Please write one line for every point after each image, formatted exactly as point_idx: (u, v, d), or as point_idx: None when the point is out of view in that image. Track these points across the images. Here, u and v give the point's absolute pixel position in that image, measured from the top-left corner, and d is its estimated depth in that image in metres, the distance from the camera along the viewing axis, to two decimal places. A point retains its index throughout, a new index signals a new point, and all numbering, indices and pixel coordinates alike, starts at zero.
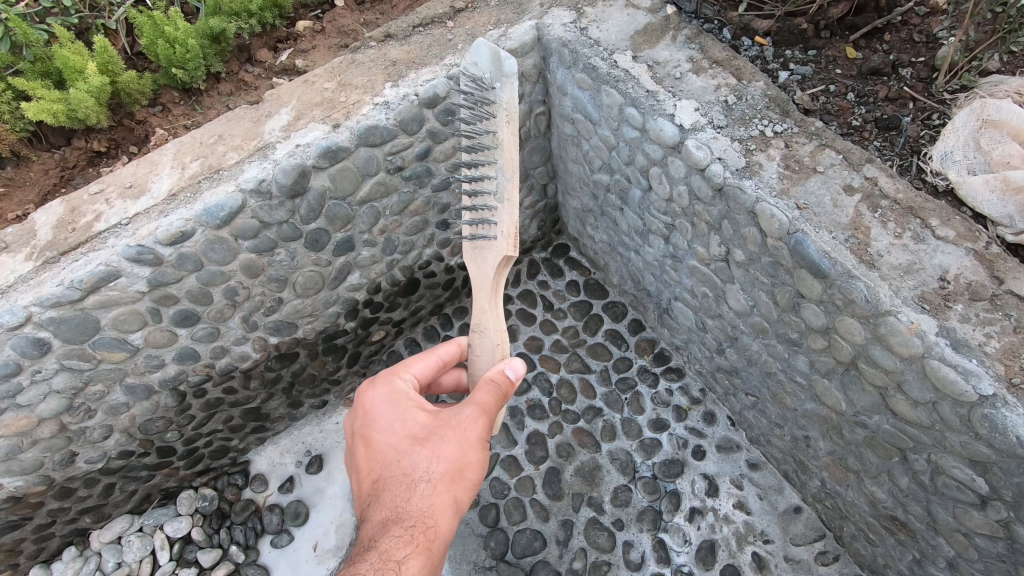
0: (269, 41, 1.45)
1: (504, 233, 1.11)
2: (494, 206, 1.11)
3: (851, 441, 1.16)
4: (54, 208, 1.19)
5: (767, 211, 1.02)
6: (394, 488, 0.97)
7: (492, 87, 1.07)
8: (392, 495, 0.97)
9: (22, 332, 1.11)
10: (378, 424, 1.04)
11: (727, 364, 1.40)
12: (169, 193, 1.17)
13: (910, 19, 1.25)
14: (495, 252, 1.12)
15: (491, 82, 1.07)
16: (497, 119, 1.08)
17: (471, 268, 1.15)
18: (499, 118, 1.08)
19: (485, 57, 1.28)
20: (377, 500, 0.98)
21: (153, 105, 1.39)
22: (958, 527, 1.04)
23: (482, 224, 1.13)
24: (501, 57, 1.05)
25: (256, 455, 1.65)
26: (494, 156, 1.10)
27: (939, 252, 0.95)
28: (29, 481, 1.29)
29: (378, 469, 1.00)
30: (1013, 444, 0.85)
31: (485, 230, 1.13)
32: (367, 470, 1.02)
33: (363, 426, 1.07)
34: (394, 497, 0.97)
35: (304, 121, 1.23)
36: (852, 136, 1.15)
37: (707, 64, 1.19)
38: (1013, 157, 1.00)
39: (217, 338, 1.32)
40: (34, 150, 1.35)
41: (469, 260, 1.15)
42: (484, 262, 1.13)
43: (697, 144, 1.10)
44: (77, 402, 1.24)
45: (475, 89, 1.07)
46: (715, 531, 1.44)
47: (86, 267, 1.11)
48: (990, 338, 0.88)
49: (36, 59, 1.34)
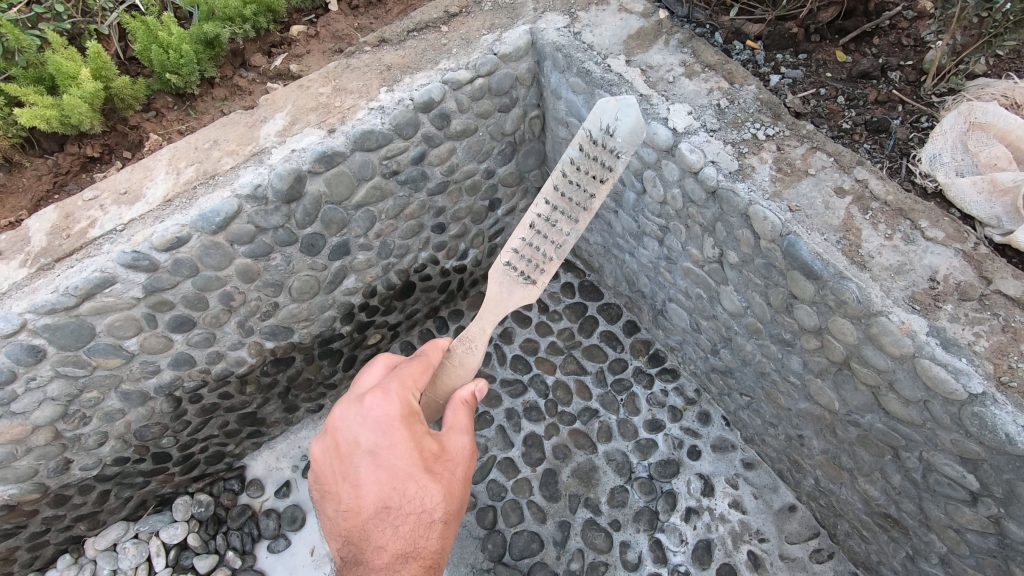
0: (263, 46, 1.45)
1: (543, 282, 1.09)
2: (550, 258, 1.09)
3: (845, 440, 1.17)
4: (48, 214, 1.18)
5: (760, 214, 1.04)
6: (406, 523, 0.93)
7: (614, 154, 1.04)
8: (405, 530, 0.93)
9: (17, 339, 1.10)
10: (387, 448, 0.93)
11: (722, 365, 1.41)
12: (164, 198, 1.16)
13: (898, 23, 1.27)
14: (524, 291, 1.09)
15: (617, 149, 1.04)
16: (602, 185, 1.06)
17: (493, 284, 1.10)
18: (603, 186, 1.06)
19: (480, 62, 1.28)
20: (384, 532, 0.93)
21: (147, 110, 1.39)
22: (950, 523, 1.05)
23: (529, 261, 1.09)
24: (642, 131, 1.03)
25: (252, 460, 1.65)
26: (578, 213, 1.07)
27: (929, 252, 0.96)
28: (24, 489, 1.28)
29: (385, 499, 0.92)
30: (1002, 441, 0.86)
31: (529, 267, 1.09)
32: (369, 497, 0.93)
33: (363, 443, 0.93)
34: (408, 533, 0.93)
35: (299, 125, 1.23)
36: (843, 139, 1.16)
37: (700, 68, 1.21)
38: (999, 159, 1.02)
39: (212, 343, 1.32)
40: (27, 156, 1.35)
41: (494, 281, 1.10)
42: (509, 293, 1.10)
43: (690, 147, 1.11)
44: (72, 409, 1.23)
45: (599, 144, 1.05)
46: (711, 531, 1.45)
47: (80, 274, 1.11)
48: (979, 338, 0.89)
49: (28, 65, 1.34)
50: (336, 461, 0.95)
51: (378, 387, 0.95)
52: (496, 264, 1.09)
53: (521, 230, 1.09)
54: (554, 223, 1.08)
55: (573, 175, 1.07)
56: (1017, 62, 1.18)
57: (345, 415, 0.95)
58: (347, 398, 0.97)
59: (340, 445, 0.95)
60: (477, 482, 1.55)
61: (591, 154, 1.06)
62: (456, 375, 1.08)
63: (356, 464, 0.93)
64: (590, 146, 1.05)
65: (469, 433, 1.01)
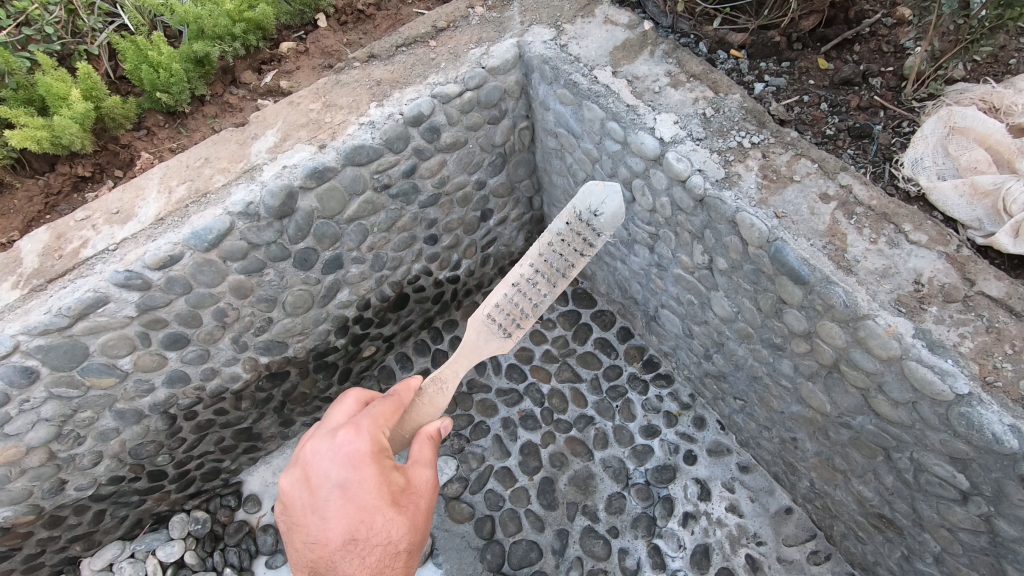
0: (253, 63, 1.46)
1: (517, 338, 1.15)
2: (525, 316, 1.15)
3: (837, 441, 1.18)
4: (40, 235, 1.18)
5: (747, 221, 1.05)
6: (372, 555, 0.94)
7: (596, 233, 1.10)
8: (371, 561, 0.94)
9: (10, 361, 1.10)
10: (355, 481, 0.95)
11: (715, 369, 1.42)
12: (156, 217, 1.17)
13: (878, 30, 1.29)
14: (498, 343, 1.15)
15: (599, 229, 1.09)
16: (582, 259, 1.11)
17: (472, 334, 1.14)
18: (583, 260, 1.11)
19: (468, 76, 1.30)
20: (350, 563, 0.93)
21: (138, 129, 1.40)
22: (942, 522, 1.06)
23: (506, 316, 1.14)
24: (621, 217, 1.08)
25: (248, 475, 1.64)
26: (557, 279, 1.13)
27: (914, 256, 0.98)
28: (18, 511, 1.27)
29: (352, 531, 0.93)
30: (989, 440, 0.88)
31: (506, 321, 1.14)
32: (335, 528, 0.93)
33: (333, 476, 0.95)
34: (374, 564, 0.94)
35: (290, 142, 1.24)
36: (827, 145, 1.18)
37: (685, 78, 1.22)
38: (979, 162, 1.05)
39: (207, 359, 1.32)
40: (18, 177, 1.35)
41: (473, 330, 1.14)
42: (485, 341, 1.15)
43: (677, 157, 1.13)
44: (66, 430, 1.23)
45: (584, 222, 1.09)
46: (709, 535, 1.46)
47: (74, 294, 1.11)
48: (964, 339, 0.91)
49: (19, 87, 1.34)
50: (305, 495, 0.96)
51: (350, 424, 0.98)
52: (477, 315, 1.13)
53: (503, 287, 1.13)
54: (533, 284, 1.13)
55: (557, 246, 1.11)
56: (995, 67, 1.21)
57: (316, 450, 0.97)
58: (319, 433, 1.00)
59: (309, 479, 0.96)
60: (475, 493, 1.56)
61: (575, 229, 1.10)
62: (425, 413, 1.13)
63: (327, 497, 0.94)
64: (576, 222, 1.10)
65: (433, 467, 1.04)
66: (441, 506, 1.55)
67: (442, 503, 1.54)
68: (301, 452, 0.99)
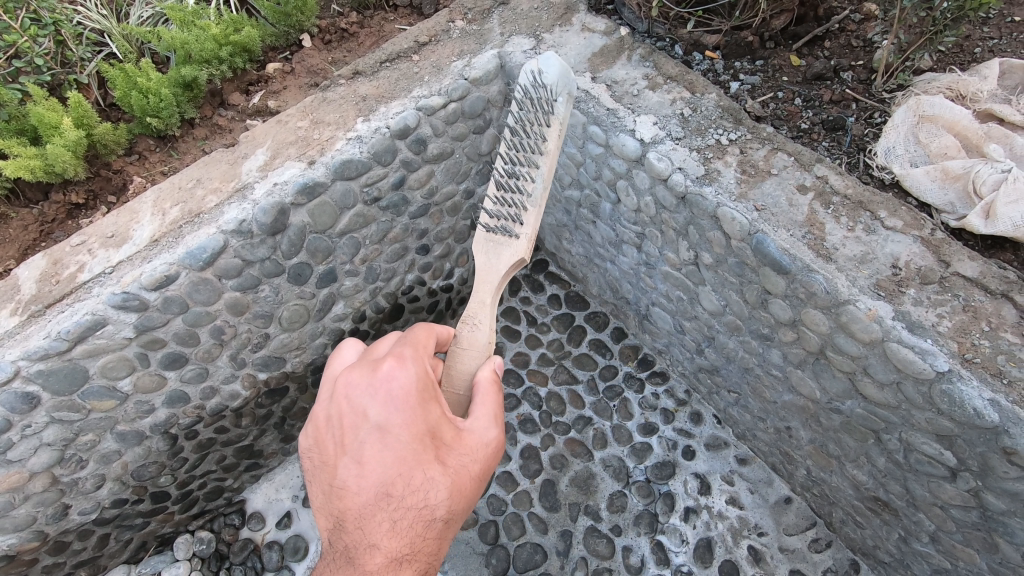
0: (240, 85, 1.49)
1: (525, 234, 1.18)
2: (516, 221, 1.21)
3: (829, 427, 1.21)
4: (37, 262, 1.20)
5: (727, 215, 1.08)
6: (348, 467, 0.91)
7: (552, 100, 1.21)
8: (402, 525, 0.90)
9: (11, 387, 1.11)
10: (404, 426, 0.91)
11: (708, 364, 1.45)
12: (150, 239, 1.19)
13: (847, 26, 1.34)
14: (510, 250, 1.19)
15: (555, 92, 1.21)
16: (550, 127, 1.20)
17: (484, 253, 1.19)
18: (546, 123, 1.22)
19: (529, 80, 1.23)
20: (379, 524, 0.90)
21: (129, 154, 1.42)
22: (934, 500, 1.09)
23: (500, 225, 1.20)
24: (566, 77, 1.23)
25: (252, 493, 1.65)
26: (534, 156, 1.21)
27: (890, 241, 1.01)
28: (23, 538, 1.28)
29: (387, 484, 0.89)
30: (971, 416, 0.90)
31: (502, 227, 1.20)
32: (373, 478, 0.90)
33: (374, 416, 0.91)
34: (405, 529, 0.90)
35: (279, 160, 1.26)
36: (802, 139, 1.21)
37: (662, 80, 1.26)
38: (949, 148, 1.09)
39: (205, 378, 1.34)
40: (13, 207, 1.37)
41: (481, 253, 1.20)
42: (496, 258, 1.19)
43: (657, 156, 1.16)
44: (68, 454, 1.24)
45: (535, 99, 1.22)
46: (711, 529, 1.47)
47: (72, 318, 1.12)
48: (942, 319, 0.94)
49: (11, 118, 1.36)
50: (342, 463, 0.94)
51: (393, 353, 0.95)
52: (478, 234, 1.20)
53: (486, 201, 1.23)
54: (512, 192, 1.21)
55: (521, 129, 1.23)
56: (961, 56, 1.25)
57: (357, 384, 0.93)
58: (355, 373, 0.95)
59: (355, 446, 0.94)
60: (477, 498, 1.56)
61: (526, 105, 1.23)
62: (468, 359, 1.10)
63: (361, 438, 0.91)
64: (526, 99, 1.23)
65: (496, 425, 1.00)
66: None
67: None
68: (341, 386, 0.95)
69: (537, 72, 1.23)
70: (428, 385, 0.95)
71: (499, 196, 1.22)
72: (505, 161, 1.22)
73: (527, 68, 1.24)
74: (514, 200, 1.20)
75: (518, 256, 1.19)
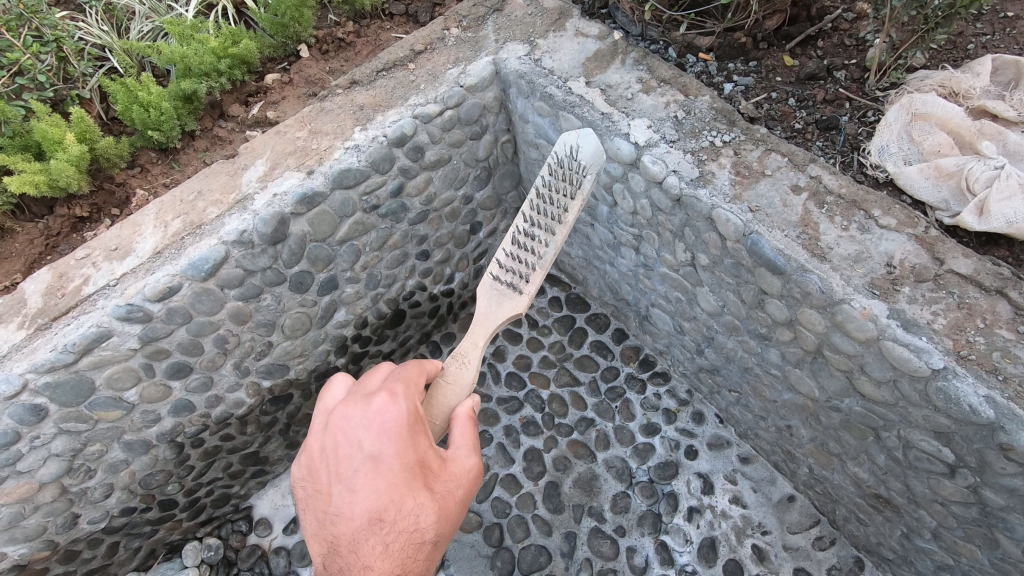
0: (239, 97, 1.50)
1: (528, 291, 1.20)
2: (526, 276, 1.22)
3: (829, 426, 1.21)
4: (42, 276, 1.22)
5: (722, 216, 1.09)
6: (341, 497, 0.93)
7: (581, 174, 1.18)
8: (394, 548, 0.92)
9: (19, 400, 1.13)
10: (394, 455, 0.94)
11: (708, 364, 1.45)
12: (153, 251, 1.21)
13: (840, 25, 1.34)
14: (511, 302, 1.21)
15: (584, 168, 1.18)
16: (573, 201, 1.19)
17: (487, 299, 1.22)
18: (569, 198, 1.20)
19: (564, 152, 1.20)
20: (371, 548, 0.91)
21: (132, 167, 1.44)
22: (934, 497, 1.09)
23: (508, 275, 1.23)
24: (601, 154, 1.18)
25: (258, 499, 1.66)
26: (554, 226, 1.21)
27: (884, 239, 1.01)
28: (34, 548, 1.30)
29: (379, 510, 0.91)
30: (967, 412, 0.91)
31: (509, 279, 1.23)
32: (364, 506, 0.92)
33: (366, 447, 0.94)
34: (396, 552, 0.92)
35: (279, 170, 1.28)
36: (796, 139, 1.22)
37: (656, 84, 1.27)
38: (942, 145, 1.09)
39: (210, 387, 1.35)
40: (18, 222, 1.39)
41: (484, 296, 1.23)
42: (498, 306, 1.22)
43: (652, 159, 1.17)
44: (77, 464, 1.26)
45: (566, 168, 1.20)
46: (714, 528, 1.48)
47: (77, 330, 1.14)
48: (937, 316, 0.94)
49: (15, 134, 1.39)
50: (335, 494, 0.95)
51: (385, 388, 0.99)
52: (485, 279, 1.23)
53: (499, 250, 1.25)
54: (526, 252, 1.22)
55: (548, 195, 1.23)
56: (954, 53, 1.26)
57: (350, 416, 0.97)
58: (347, 406, 0.99)
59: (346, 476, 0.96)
60: (481, 502, 1.57)
61: (559, 175, 1.21)
62: (451, 392, 1.13)
63: (354, 467, 0.93)
64: (558, 169, 1.21)
65: (476, 453, 1.04)
66: None
67: None
68: (334, 419, 0.99)
69: (574, 145, 1.19)
70: (416, 417, 0.99)
71: (512, 250, 1.24)
72: (524, 220, 1.23)
73: (565, 140, 1.20)
74: (524, 257, 1.22)
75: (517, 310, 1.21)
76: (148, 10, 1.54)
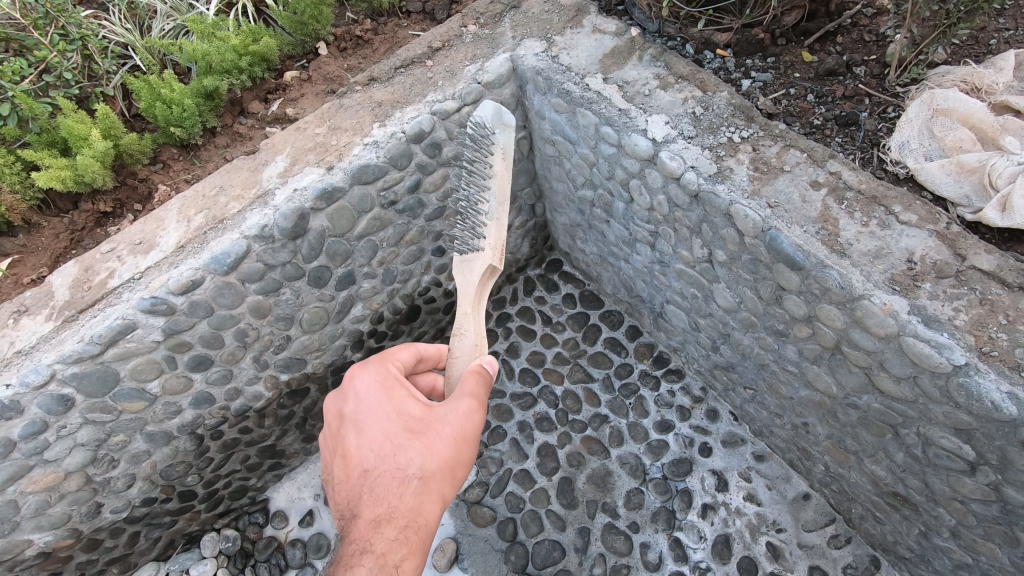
0: (259, 94, 1.52)
1: (489, 244, 1.21)
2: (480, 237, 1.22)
3: (846, 423, 1.21)
4: (69, 269, 1.25)
5: (740, 212, 1.09)
6: (339, 462, 1.03)
7: (492, 133, 1.16)
8: (382, 489, 0.97)
9: (47, 390, 1.16)
10: (372, 411, 1.02)
11: (723, 360, 1.45)
12: (177, 245, 1.23)
13: (859, 21, 1.34)
14: (479, 262, 1.22)
15: (492, 127, 1.16)
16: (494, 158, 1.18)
17: (458, 273, 1.24)
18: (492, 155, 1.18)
19: (468, 130, 1.22)
20: (365, 493, 0.98)
21: (154, 163, 1.47)
22: (954, 495, 1.08)
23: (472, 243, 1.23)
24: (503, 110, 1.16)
25: (274, 492, 1.69)
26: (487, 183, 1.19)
27: (905, 236, 1.01)
28: (58, 536, 1.33)
29: (365, 460, 0.99)
30: (989, 409, 0.90)
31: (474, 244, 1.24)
32: (353, 460, 1.00)
33: (348, 412, 1.03)
34: (385, 493, 0.97)
35: (299, 166, 1.29)
36: (815, 135, 1.22)
37: (674, 80, 1.27)
38: (964, 141, 1.08)
39: (230, 380, 1.38)
40: (44, 217, 1.42)
41: (457, 275, 1.24)
42: (470, 273, 1.23)
43: (670, 155, 1.17)
44: (101, 454, 1.28)
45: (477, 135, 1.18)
46: (728, 525, 1.48)
47: (103, 323, 1.16)
48: (958, 312, 0.94)
49: (42, 131, 1.42)
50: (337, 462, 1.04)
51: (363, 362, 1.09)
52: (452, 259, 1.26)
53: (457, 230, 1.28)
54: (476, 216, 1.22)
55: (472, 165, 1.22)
56: (976, 48, 1.25)
57: (335, 396, 1.08)
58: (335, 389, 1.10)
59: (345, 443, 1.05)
60: (495, 496, 1.59)
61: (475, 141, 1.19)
62: (462, 364, 1.15)
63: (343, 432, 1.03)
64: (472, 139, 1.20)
65: (468, 395, 1.05)
66: (463, 510, 1.58)
67: (464, 507, 1.57)
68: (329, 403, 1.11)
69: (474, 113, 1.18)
70: (394, 378, 1.05)
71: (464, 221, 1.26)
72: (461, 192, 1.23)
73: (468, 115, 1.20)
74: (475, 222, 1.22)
75: (488, 265, 1.21)
76: (170, 9, 1.56)
